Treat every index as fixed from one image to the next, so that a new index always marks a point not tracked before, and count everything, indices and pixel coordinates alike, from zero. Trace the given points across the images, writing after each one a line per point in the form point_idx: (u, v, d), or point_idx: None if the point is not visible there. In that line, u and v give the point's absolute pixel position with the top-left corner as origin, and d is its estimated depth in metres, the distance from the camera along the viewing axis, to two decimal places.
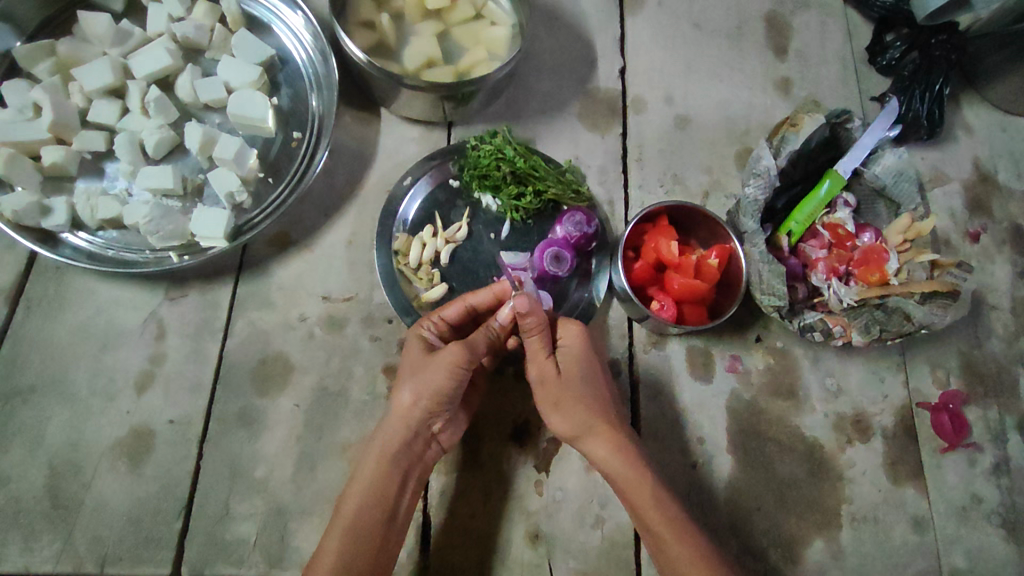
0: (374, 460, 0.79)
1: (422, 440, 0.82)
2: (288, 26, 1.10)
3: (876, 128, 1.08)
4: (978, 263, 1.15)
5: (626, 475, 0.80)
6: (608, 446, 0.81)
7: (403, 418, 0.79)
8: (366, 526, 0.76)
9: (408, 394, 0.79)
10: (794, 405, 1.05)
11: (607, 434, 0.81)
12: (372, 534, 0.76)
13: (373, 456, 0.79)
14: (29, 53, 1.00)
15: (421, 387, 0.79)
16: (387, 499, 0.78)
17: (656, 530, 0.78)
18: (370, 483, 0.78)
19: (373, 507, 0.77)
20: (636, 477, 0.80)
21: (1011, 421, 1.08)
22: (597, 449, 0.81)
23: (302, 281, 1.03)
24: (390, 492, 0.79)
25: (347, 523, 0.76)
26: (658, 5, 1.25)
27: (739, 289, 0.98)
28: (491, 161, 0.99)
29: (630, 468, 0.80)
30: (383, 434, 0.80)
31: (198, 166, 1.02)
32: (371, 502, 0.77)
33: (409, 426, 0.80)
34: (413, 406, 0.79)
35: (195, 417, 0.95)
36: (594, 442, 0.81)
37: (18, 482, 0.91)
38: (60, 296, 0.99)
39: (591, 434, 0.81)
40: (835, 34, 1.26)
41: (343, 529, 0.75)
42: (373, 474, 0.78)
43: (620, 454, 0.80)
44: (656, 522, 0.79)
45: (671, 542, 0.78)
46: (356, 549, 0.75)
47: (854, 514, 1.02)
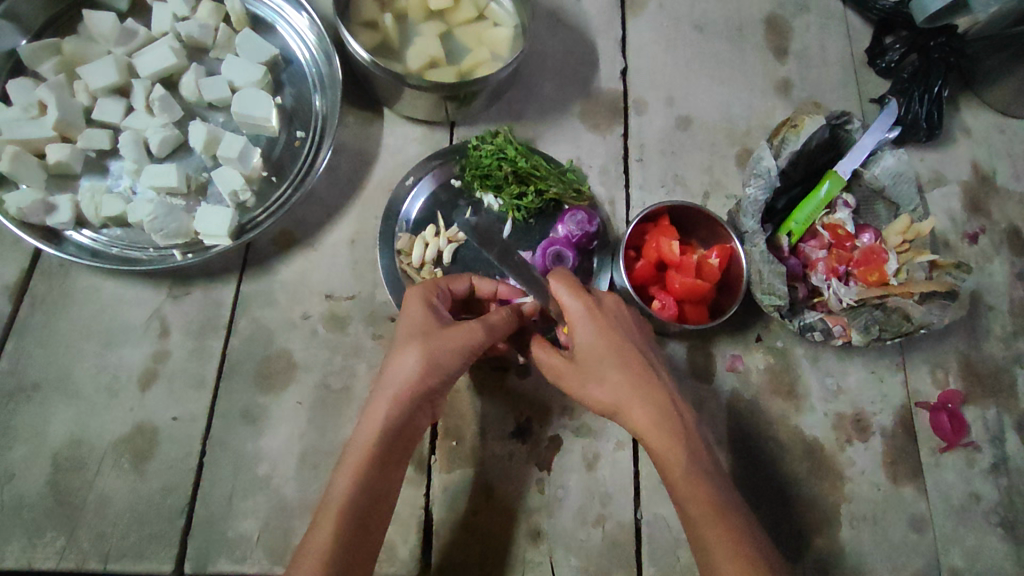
0: (372, 435, 0.74)
1: (418, 421, 0.79)
2: (292, 26, 1.10)
3: (876, 129, 1.08)
4: (976, 264, 1.16)
5: (659, 447, 0.78)
6: (648, 419, 0.78)
7: (402, 391, 0.76)
8: (358, 506, 0.71)
9: (418, 361, 0.76)
10: (793, 404, 1.06)
11: (639, 404, 0.79)
12: (363, 516, 0.71)
13: (370, 427, 0.75)
14: (34, 52, 1.01)
15: (431, 357, 0.76)
16: (385, 463, 0.74)
17: (690, 507, 0.76)
18: (367, 453, 0.73)
19: (377, 469, 0.73)
20: (668, 449, 0.77)
21: (1009, 421, 1.09)
22: (631, 419, 0.79)
23: (305, 280, 1.03)
24: (387, 459, 0.75)
25: (342, 500, 0.71)
26: (659, 7, 1.26)
27: (740, 288, 0.98)
28: (492, 160, 1.01)
29: (662, 441, 0.77)
30: (384, 406, 0.76)
31: (202, 165, 1.03)
32: (363, 483, 0.72)
33: (409, 398, 0.76)
34: (418, 376, 0.76)
35: (198, 414, 0.96)
36: (630, 411, 0.79)
37: (22, 478, 0.91)
38: (64, 293, 1.00)
39: (623, 407, 0.80)
40: (835, 36, 1.27)
41: (339, 508, 0.71)
42: (368, 448, 0.74)
43: (652, 424, 0.78)
44: (687, 495, 0.76)
45: (703, 521, 0.74)
46: (348, 532, 0.70)
47: (854, 513, 1.02)
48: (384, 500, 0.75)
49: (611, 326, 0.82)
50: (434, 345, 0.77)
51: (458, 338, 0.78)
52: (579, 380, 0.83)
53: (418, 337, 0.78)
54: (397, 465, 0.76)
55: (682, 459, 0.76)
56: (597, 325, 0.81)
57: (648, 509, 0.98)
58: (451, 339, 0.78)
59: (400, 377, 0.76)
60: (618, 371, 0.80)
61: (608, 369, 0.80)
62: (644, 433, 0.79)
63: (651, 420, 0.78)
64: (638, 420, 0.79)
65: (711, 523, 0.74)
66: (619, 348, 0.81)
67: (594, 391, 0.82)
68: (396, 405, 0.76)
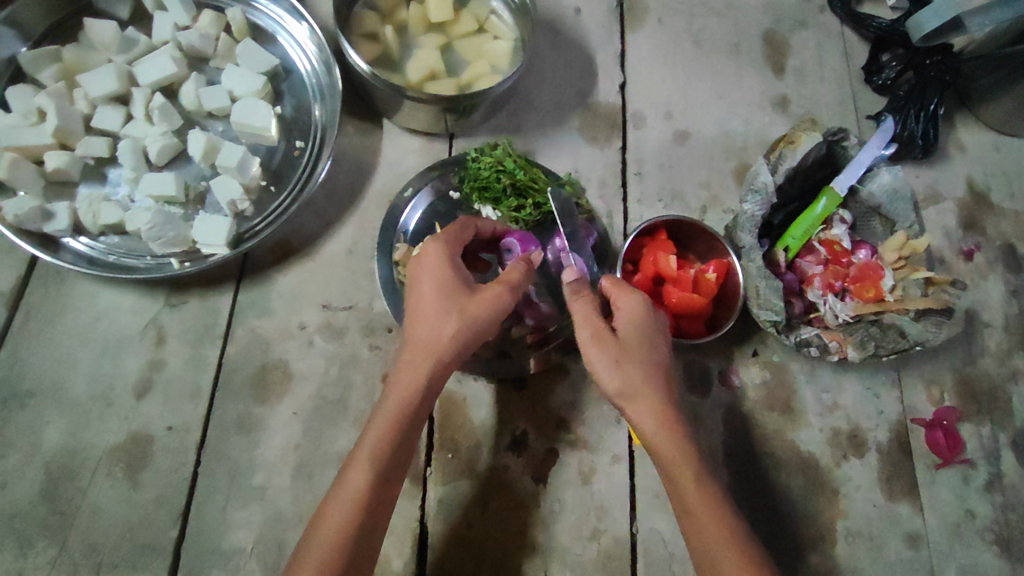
0: (414, 392, 0.75)
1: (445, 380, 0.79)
2: (293, 36, 1.10)
3: (872, 146, 1.09)
4: (972, 281, 1.16)
5: (668, 451, 0.76)
6: (651, 418, 0.76)
7: (441, 352, 0.76)
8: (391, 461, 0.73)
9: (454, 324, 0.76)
10: (790, 419, 1.06)
11: (656, 405, 0.76)
12: (393, 469, 0.74)
13: (394, 401, 0.75)
14: (34, 59, 1.01)
15: (467, 318, 0.77)
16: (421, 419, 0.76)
17: (697, 516, 0.76)
18: (400, 415, 0.74)
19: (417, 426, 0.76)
20: (682, 456, 0.76)
21: (1004, 438, 1.09)
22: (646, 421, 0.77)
23: (302, 289, 1.03)
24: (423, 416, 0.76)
25: (370, 458, 0.72)
26: (658, 22, 1.27)
27: (736, 304, 1.00)
28: (492, 173, 1.01)
29: (678, 446, 0.76)
30: (425, 365, 0.75)
31: (201, 173, 1.03)
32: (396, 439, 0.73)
33: (445, 357, 0.76)
34: (455, 337, 0.76)
35: (193, 423, 0.95)
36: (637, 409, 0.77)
37: (15, 486, 0.91)
38: (60, 300, 0.99)
39: (644, 405, 0.76)
40: (832, 53, 1.28)
41: (367, 472, 0.72)
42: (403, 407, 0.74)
43: (665, 427, 0.76)
44: (700, 505, 0.76)
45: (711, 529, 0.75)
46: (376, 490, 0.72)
47: (849, 529, 1.02)
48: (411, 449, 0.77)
49: (654, 328, 0.81)
50: (470, 314, 0.77)
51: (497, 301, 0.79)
52: (621, 370, 0.77)
53: (450, 300, 0.77)
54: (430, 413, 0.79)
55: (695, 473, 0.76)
56: (634, 322, 0.81)
57: (644, 523, 0.98)
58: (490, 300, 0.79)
59: (439, 336, 0.76)
60: (658, 372, 0.78)
61: (647, 371, 0.77)
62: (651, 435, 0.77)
63: (664, 422, 0.76)
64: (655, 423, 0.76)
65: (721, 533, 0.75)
66: (656, 349, 0.80)
67: (627, 385, 0.77)
68: (434, 362, 0.76)
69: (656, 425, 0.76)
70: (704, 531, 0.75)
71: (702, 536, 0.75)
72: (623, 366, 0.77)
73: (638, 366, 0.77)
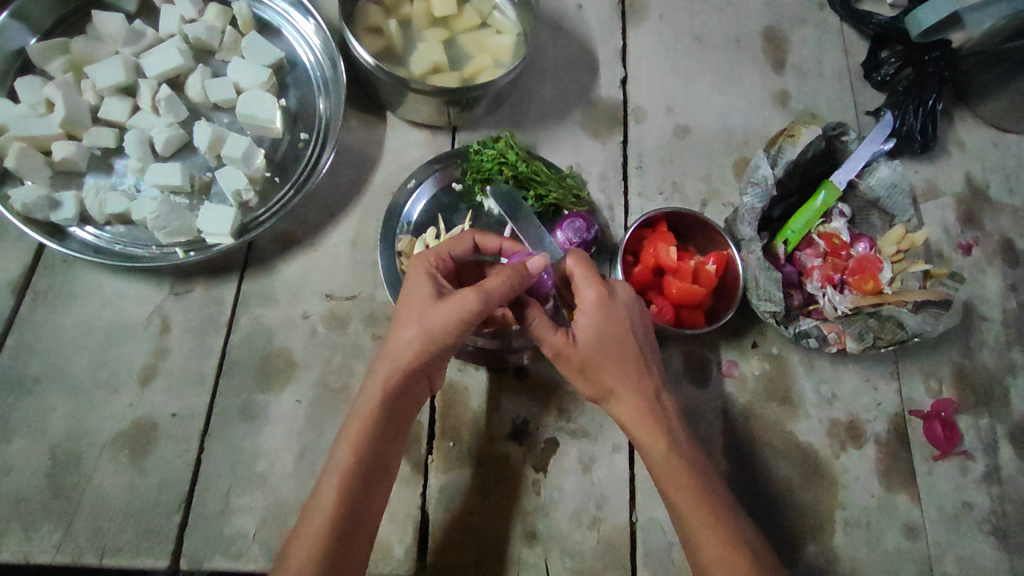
0: (373, 404, 0.77)
1: (419, 387, 0.81)
2: (298, 31, 1.11)
3: (870, 142, 1.11)
4: (970, 275, 1.17)
5: (643, 437, 0.81)
6: (627, 408, 0.81)
7: (400, 365, 0.77)
8: (360, 472, 0.75)
9: (416, 336, 0.76)
10: (788, 410, 1.07)
11: (631, 396, 0.81)
12: (366, 480, 0.76)
13: (360, 414, 0.77)
14: (43, 51, 1.02)
15: (427, 332, 0.76)
16: (384, 432, 0.78)
17: (676, 497, 0.79)
18: (366, 426, 0.76)
19: (381, 438, 0.77)
20: (656, 439, 0.80)
21: (1002, 430, 1.10)
22: (620, 412, 0.82)
23: (306, 279, 1.04)
24: (388, 428, 0.78)
25: (342, 469, 0.75)
26: (659, 19, 1.28)
27: (735, 296, 1.00)
28: (494, 165, 1.03)
29: (647, 434, 0.81)
30: (384, 377, 0.77)
31: (206, 164, 1.04)
32: (363, 451, 0.76)
33: (409, 371, 0.78)
34: (416, 350, 0.77)
35: (197, 410, 0.96)
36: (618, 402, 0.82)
37: (21, 471, 0.92)
38: (67, 288, 1.00)
39: (617, 398, 0.82)
40: (832, 49, 1.29)
41: (340, 477, 0.74)
42: (369, 417, 0.77)
43: (638, 414, 0.81)
44: (676, 490, 0.79)
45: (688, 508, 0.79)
46: (349, 499, 0.74)
47: (848, 519, 1.03)
48: (393, 452, 0.80)
49: (613, 320, 0.81)
50: (431, 329, 0.76)
51: (457, 318, 0.76)
52: (575, 368, 0.83)
53: (415, 313, 0.78)
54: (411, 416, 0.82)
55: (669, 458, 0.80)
56: (596, 320, 0.81)
57: (644, 512, 0.98)
58: (451, 319, 0.76)
59: (399, 348, 0.77)
60: (622, 365, 0.81)
61: (607, 365, 0.81)
62: (629, 423, 0.82)
63: (638, 410, 0.81)
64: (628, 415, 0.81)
65: (699, 515, 0.78)
66: (622, 342, 0.81)
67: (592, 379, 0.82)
68: (395, 375, 0.77)
69: (633, 413, 0.81)
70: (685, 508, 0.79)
71: (683, 515, 0.79)
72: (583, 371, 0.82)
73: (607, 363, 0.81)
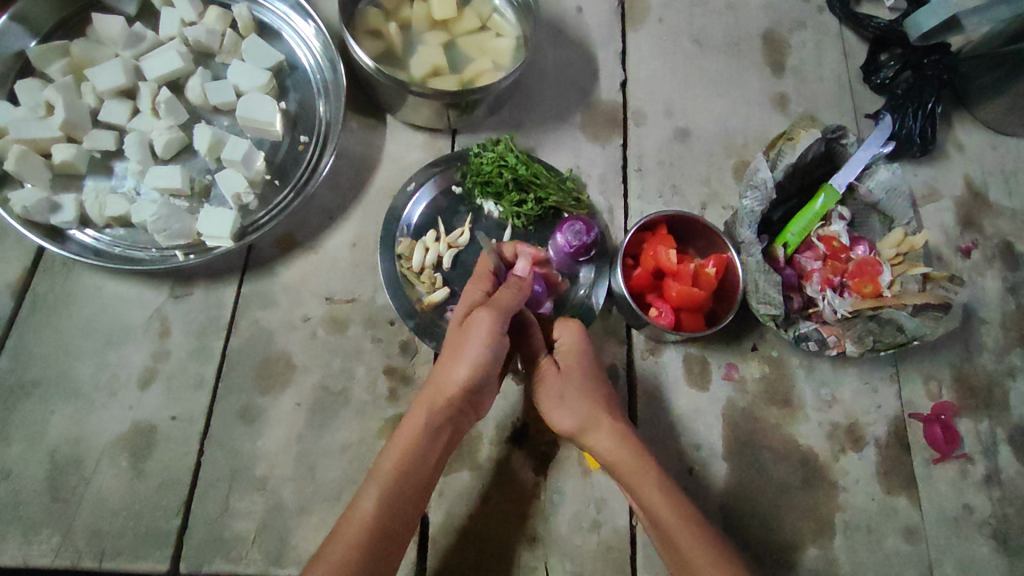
0: (416, 432, 0.79)
1: (462, 414, 0.83)
2: (298, 33, 1.12)
3: (870, 145, 1.11)
4: (969, 278, 1.17)
5: (628, 464, 0.83)
6: (608, 440, 0.83)
7: (446, 397, 0.80)
8: (402, 499, 0.77)
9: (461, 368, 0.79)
10: (788, 413, 1.07)
11: (612, 427, 0.84)
12: (409, 505, 0.78)
13: (402, 444, 0.79)
14: (43, 54, 1.02)
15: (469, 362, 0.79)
16: (430, 461, 0.80)
17: (667, 521, 0.81)
18: (408, 455, 0.78)
19: (421, 465, 0.79)
20: (640, 466, 0.83)
21: (1001, 433, 1.10)
22: (597, 445, 0.84)
23: (306, 282, 1.04)
24: (433, 456, 0.80)
25: (383, 494, 0.76)
26: (658, 21, 1.28)
27: (735, 299, 1.00)
28: (494, 167, 1.02)
29: (631, 460, 0.83)
30: (429, 408, 0.80)
31: (206, 167, 1.04)
32: (408, 478, 0.78)
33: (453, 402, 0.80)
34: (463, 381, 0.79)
35: (197, 414, 0.96)
36: (595, 435, 0.84)
37: (20, 474, 0.91)
38: (66, 291, 1.00)
39: (593, 428, 0.84)
40: (831, 52, 1.30)
41: (380, 490, 0.76)
42: (412, 446, 0.79)
43: (620, 444, 0.83)
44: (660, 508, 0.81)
45: (671, 521, 0.80)
46: (390, 524, 0.75)
47: (847, 522, 1.03)
48: (435, 473, 0.82)
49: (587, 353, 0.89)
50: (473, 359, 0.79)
51: (485, 344, 0.78)
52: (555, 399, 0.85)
53: (455, 347, 0.81)
54: (456, 440, 0.85)
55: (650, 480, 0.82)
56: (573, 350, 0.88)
57: None
58: (480, 346, 0.78)
59: (445, 381, 0.80)
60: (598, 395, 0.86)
61: (586, 392, 0.85)
62: (608, 456, 0.83)
63: (619, 439, 0.83)
64: (608, 443, 0.83)
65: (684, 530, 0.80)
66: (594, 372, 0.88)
67: (571, 407, 0.84)
68: (440, 405, 0.80)
69: (615, 443, 0.83)
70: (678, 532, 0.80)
71: (679, 541, 0.80)
72: (564, 403, 0.84)
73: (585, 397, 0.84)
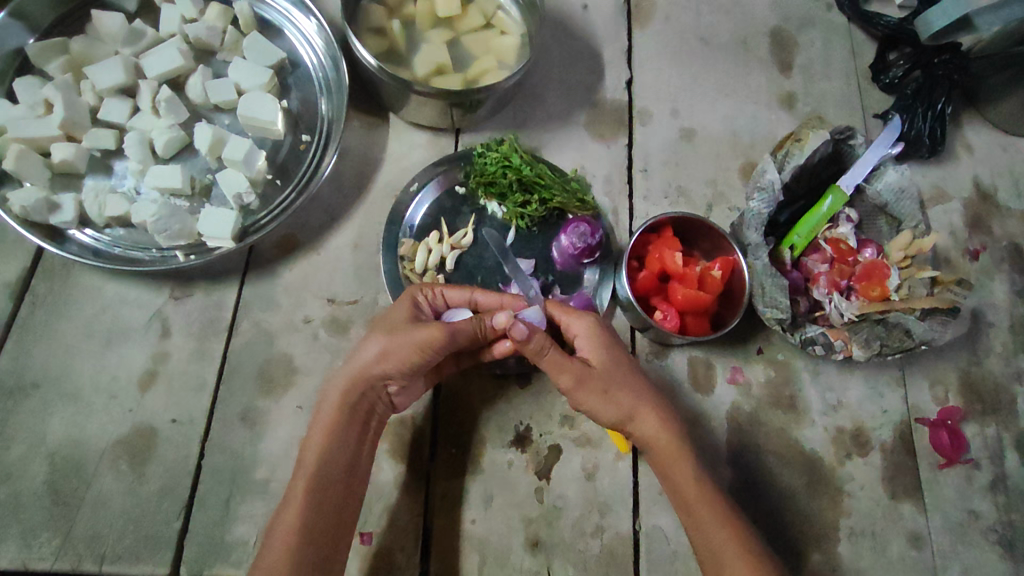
0: (330, 415, 0.81)
1: (377, 398, 0.85)
2: (300, 30, 1.10)
3: (879, 145, 1.07)
4: (977, 281, 1.16)
5: (672, 452, 0.84)
6: (654, 425, 0.84)
7: (357, 373, 0.81)
8: (328, 484, 0.78)
9: (376, 350, 0.81)
10: (794, 418, 1.06)
11: (656, 415, 0.85)
12: (335, 491, 0.79)
13: (322, 427, 0.81)
14: (42, 51, 1.01)
15: (389, 350, 0.80)
16: (351, 441, 0.81)
17: (697, 509, 0.82)
18: (326, 436, 0.80)
19: (342, 449, 0.80)
20: (680, 455, 0.84)
21: (1008, 438, 1.09)
22: (642, 430, 0.85)
23: (308, 283, 1.03)
24: (353, 439, 0.82)
25: (310, 477, 0.78)
26: (664, 19, 1.27)
27: (742, 302, 0.99)
28: (498, 168, 1.01)
29: (671, 448, 0.84)
30: (344, 384, 0.81)
31: (207, 166, 1.03)
32: (328, 462, 0.79)
33: (367, 381, 0.81)
34: (375, 364, 0.81)
35: (197, 416, 0.95)
36: (640, 422, 0.84)
37: (20, 477, 0.91)
38: (66, 292, 0.99)
39: (639, 417, 0.84)
40: (840, 51, 1.28)
41: (308, 479, 0.78)
42: (331, 426, 0.80)
43: (663, 431, 0.84)
44: (694, 497, 0.82)
45: (705, 518, 0.81)
46: (316, 509, 0.77)
47: (852, 528, 1.02)
48: (362, 464, 0.83)
49: (613, 341, 0.86)
50: (392, 348, 0.80)
51: (416, 350, 0.80)
52: (598, 390, 0.83)
53: (386, 330, 0.82)
54: (376, 425, 0.86)
55: (688, 467, 0.83)
56: (595, 344, 0.85)
57: (647, 520, 0.98)
58: (411, 347, 0.79)
59: (359, 360, 0.81)
60: (633, 384, 0.85)
61: (624, 384, 0.84)
62: (654, 442, 0.84)
63: (662, 426, 0.84)
64: (652, 429, 0.84)
65: (713, 524, 0.81)
66: (624, 355, 0.87)
67: (610, 401, 0.83)
68: (355, 383, 0.81)
69: (658, 429, 0.84)
70: (710, 525, 0.81)
71: (711, 531, 0.80)
72: (605, 398, 0.83)
73: (624, 390, 0.84)
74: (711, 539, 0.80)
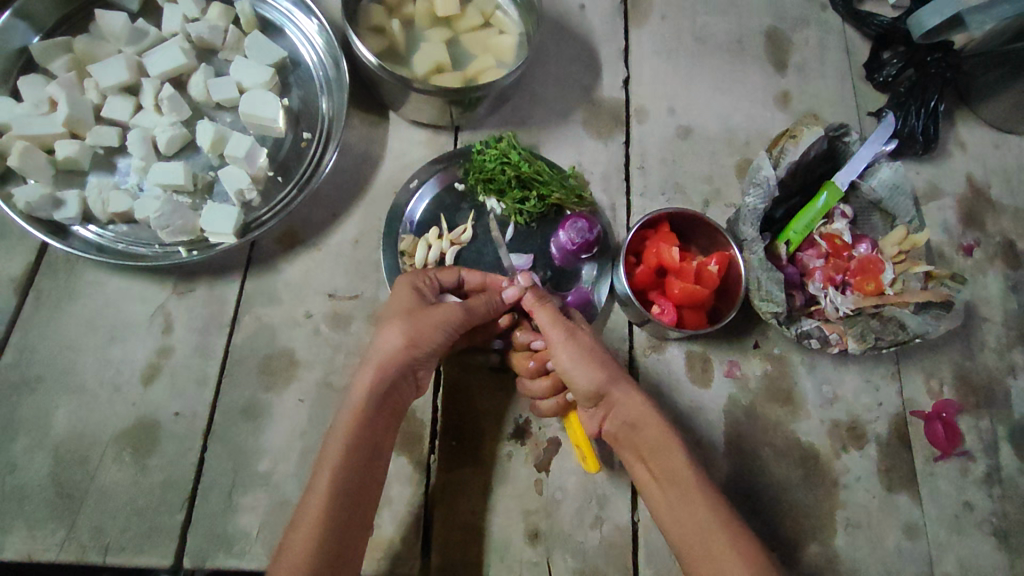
0: (359, 400, 0.79)
1: (405, 383, 0.84)
2: (301, 30, 1.11)
3: (872, 143, 1.11)
4: (971, 276, 1.18)
5: (657, 426, 0.84)
6: (638, 400, 0.85)
7: (383, 361, 0.81)
8: (357, 469, 0.76)
9: (401, 337, 0.81)
10: (790, 411, 1.07)
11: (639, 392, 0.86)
12: (361, 477, 0.77)
13: (348, 412, 0.79)
14: (46, 49, 1.02)
15: (412, 334, 0.81)
16: (377, 425, 0.80)
17: (683, 481, 0.81)
18: (355, 418, 0.78)
19: (369, 434, 0.78)
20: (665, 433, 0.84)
21: (1002, 431, 1.10)
22: (626, 402, 0.85)
23: (309, 278, 1.04)
24: (380, 422, 0.80)
25: (337, 465, 0.75)
26: (661, 19, 1.28)
27: (739, 295, 1.00)
28: (497, 165, 1.03)
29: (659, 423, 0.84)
30: (373, 370, 0.80)
31: (209, 163, 1.04)
32: (357, 444, 0.77)
33: (396, 367, 0.81)
34: (401, 350, 0.81)
35: (200, 410, 0.96)
36: (623, 394, 0.85)
37: (24, 469, 0.92)
38: (69, 287, 1.00)
39: (622, 387, 0.85)
40: (834, 51, 1.29)
41: (335, 467, 0.75)
42: (359, 411, 0.78)
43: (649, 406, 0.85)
44: (680, 471, 0.82)
45: (693, 491, 0.80)
46: (344, 494, 0.75)
47: (849, 520, 1.03)
48: (385, 448, 0.82)
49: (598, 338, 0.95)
50: (416, 330, 0.82)
51: (442, 327, 0.83)
52: (582, 350, 0.86)
53: (404, 316, 0.83)
54: (400, 410, 0.85)
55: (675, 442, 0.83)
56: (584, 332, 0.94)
57: (645, 511, 0.99)
58: (438, 324, 0.83)
59: (382, 349, 0.81)
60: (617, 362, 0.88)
61: (609, 356, 0.88)
62: (638, 417, 0.84)
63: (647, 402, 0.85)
64: (637, 403, 0.85)
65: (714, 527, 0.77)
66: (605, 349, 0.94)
67: (594, 363, 0.85)
68: (383, 368, 0.80)
69: (643, 403, 0.85)
70: (695, 501, 0.79)
71: (697, 505, 0.79)
72: (589, 360, 0.85)
73: (609, 361, 0.87)
74: (698, 512, 0.78)
